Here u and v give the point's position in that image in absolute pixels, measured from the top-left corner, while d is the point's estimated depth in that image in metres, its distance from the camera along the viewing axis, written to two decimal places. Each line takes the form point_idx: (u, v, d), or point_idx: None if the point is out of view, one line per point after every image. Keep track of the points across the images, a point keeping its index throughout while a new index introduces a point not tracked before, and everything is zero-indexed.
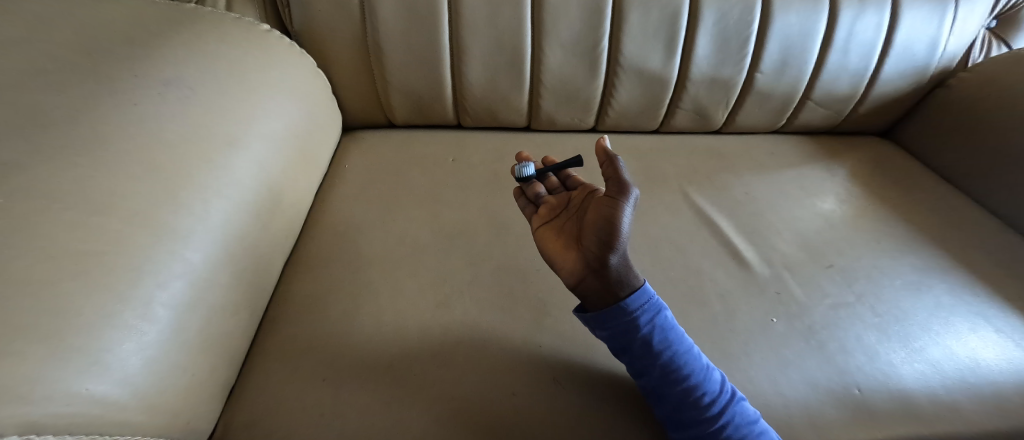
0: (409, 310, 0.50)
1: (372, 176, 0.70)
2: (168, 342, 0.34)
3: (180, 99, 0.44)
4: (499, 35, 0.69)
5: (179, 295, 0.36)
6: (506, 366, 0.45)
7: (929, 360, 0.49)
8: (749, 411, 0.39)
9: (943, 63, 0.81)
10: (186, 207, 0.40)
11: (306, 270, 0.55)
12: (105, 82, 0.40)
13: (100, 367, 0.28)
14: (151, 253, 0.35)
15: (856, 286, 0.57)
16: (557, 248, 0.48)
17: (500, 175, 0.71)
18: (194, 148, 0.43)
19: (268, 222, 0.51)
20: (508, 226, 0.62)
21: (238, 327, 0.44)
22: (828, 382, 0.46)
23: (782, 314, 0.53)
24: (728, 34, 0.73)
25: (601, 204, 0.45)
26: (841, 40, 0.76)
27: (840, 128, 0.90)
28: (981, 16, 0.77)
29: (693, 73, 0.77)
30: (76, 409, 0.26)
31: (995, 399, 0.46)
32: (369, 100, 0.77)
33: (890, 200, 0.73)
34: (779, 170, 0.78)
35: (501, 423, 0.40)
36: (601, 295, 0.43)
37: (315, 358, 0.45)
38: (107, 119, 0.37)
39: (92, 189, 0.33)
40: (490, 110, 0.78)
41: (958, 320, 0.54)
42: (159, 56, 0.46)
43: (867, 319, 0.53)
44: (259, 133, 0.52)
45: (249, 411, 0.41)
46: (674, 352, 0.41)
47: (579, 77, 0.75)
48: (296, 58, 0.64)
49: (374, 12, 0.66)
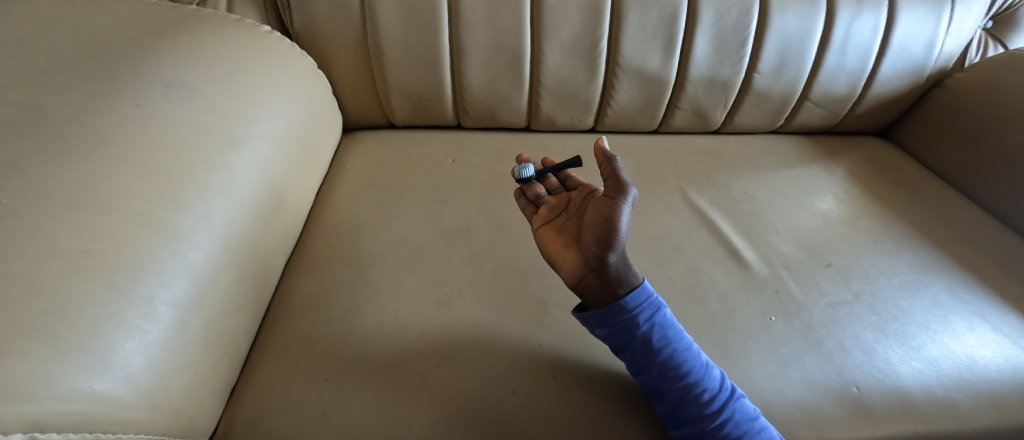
0: (409, 309, 0.51)
1: (373, 177, 0.70)
2: (170, 341, 0.35)
3: (182, 99, 0.45)
4: (499, 36, 0.70)
5: (182, 294, 0.37)
6: (507, 365, 0.45)
7: (927, 358, 0.49)
8: (749, 408, 0.39)
9: (939, 63, 0.81)
10: (188, 206, 0.40)
11: (307, 270, 0.55)
12: (108, 83, 0.40)
13: (104, 364, 0.28)
14: (154, 252, 0.35)
15: (854, 284, 0.58)
16: (557, 247, 0.49)
17: (499, 175, 0.72)
18: (196, 148, 0.43)
19: (270, 222, 0.52)
20: (508, 226, 0.63)
21: (241, 326, 0.45)
22: (827, 381, 0.46)
23: (780, 313, 0.53)
24: (726, 35, 0.73)
25: (600, 203, 0.45)
26: (839, 40, 0.76)
27: (838, 128, 0.90)
28: (978, 16, 0.78)
29: (692, 74, 0.77)
30: (80, 407, 0.26)
31: (992, 397, 0.46)
32: (370, 101, 0.77)
33: (887, 199, 0.74)
34: (778, 170, 0.79)
35: (501, 421, 0.41)
36: (600, 293, 0.44)
37: (316, 357, 0.45)
38: (110, 120, 0.38)
39: (95, 189, 0.33)
40: (490, 111, 0.79)
41: (955, 318, 0.54)
42: (161, 57, 0.46)
43: (865, 317, 0.54)
44: (260, 133, 0.52)
45: (250, 410, 0.41)
46: (674, 349, 0.41)
47: (579, 77, 0.75)
48: (297, 59, 0.65)
49: (375, 13, 0.67)
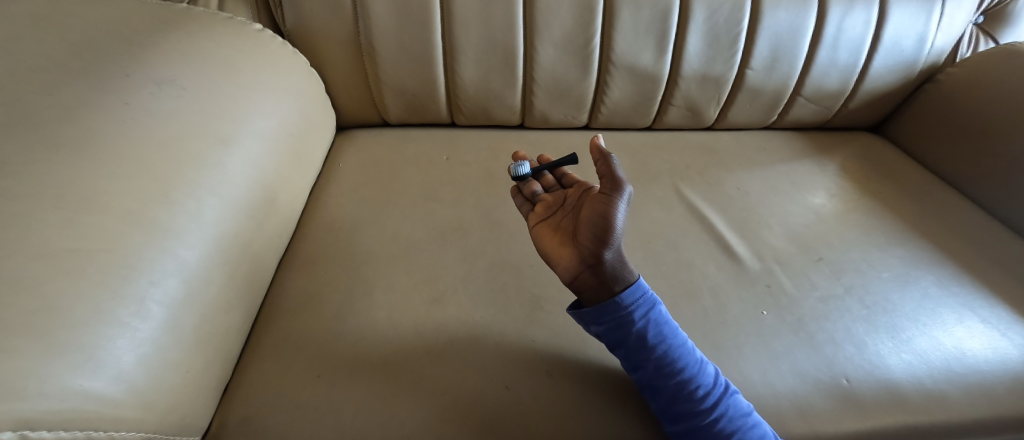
0: (403, 306, 0.51)
1: (367, 175, 0.70)
2: (163, 339, 0.35)
3: (173, 98, 0.45)
4: (491, 34, 0.70)
5: (173, 293, 0.37)
6: (500, 361, 0.46)
7: (916, 351, 0.50)
8: (742, 403, 0.40)
9: (931, 58, 0.82)
10: (179, 205, 0.40)
11: (300, 269, 0.55)
12: (97, 81, 0.40)
13: (94, 362, 0.28)
14: (145, 251, 0.35)
15: (845, 278, 0.58)
16: (553, 245, 0.49)
17: (493, 173, 0.72)
18: (187, 147, 0.43)
19: (262, 221, 0.52)
20: (501, 223, 0.63)
21: (233, 325, 0.45)
22: (818, 374, 0.47)
23: (772, 307, 0.54)
24: (719, 31, 0.73)
25: (596, 201, 0.45)
26: (830, 37, 0.76)
27: (830, 124, 0.91)
28: (968, 12, 0.79)
29: (685, 70, 0.77)
30: (71, 404, 0.26)
31: (981, 388, 0.47)
32: (364, 99, 0.77)
33: (878, 194, 0.74)
34: (771, 166, 0.79)
35: (494, 416, 0.41)
36: (596, 290, 0.44)
37: (310, 354, 0.45)
38: (100, 118, 0.37)
39: (83, 188, 0.33)
40: (483, 109, 0.79)
41: (945, 311, 0.55)
42: (151, 55, 0.46)
43: (856, 311, 0.54)
44: (252, 132, 0.53)
45: (244, 408, 0.41)
46: (669, 346, 0.41)
47: (572, 74, 0.76)
48: (289, 58, 0.64)
49: (367, 12, 0.66)
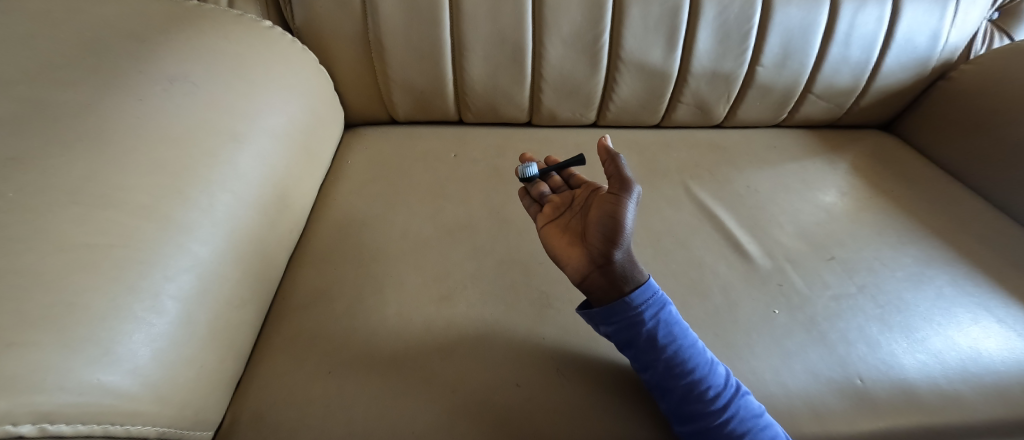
0: (412, 304, 0.51)
1: (375, 173, 0.70)
2: (178, 334, 0.35)
3: (186, 93, 0.45)
4: (499, 32, 0.70)
5: (187, 288, 0.37)
6: (511, 357, 0.46)
7: (930, 351, 0.49)
8: (754, 405, 0.39)
9: (944, 55, 0.81)
10: (193, 201, 0.40)
11: (310, 266, 0.55)
12: (111, 78, 0.40)
13: (111, 357, 0.28)
14: (159, 246, 0.35)
15: (858, 277, 0.58)
16: (562, 245, 0.49)
17: (501, 171, 0.72)
18: (199, 143, 0.43)
19: (274, 218, 0.52)
20: (509, 222, 0.63)
21: (245, 320, 0.45)
22: (831, 374, 0.46)
23: (783, 307, 0.53)
24: (729, 28, 0.73)
25: (605, 201, 0.45)
26: (842, 33, 0.75)
27: (841, 121, 0.90)
28: (983, 8, 0.77)
29: (694, 67, 0.77)
30: (90, 398, 0.26)
31: (997, 389, 0.46)
32: (372, 97, 0.77)
33: (890, 192, 0.73)
34: (781, 164, 0.78)
35: (504, 413, 0.41)
36: (607, 291, 0.44)
37: (320, 351, 0.45)
38: (115, 115, 0.38)
39: (98, 183, 0.33)
40: (491, 106, 0.79)
41: (960, 310, 0.54)
42: (162, 52, 0.46)
43: (869, 310, 0.53)
44: (263, 128, 0.53)
45: (256, 403, 0.41)
46: (679, 346, 0.41)
47: (580, 72, 0.75)
48: (299, 55, 0.65)
49: (375, 9, 0.66)
